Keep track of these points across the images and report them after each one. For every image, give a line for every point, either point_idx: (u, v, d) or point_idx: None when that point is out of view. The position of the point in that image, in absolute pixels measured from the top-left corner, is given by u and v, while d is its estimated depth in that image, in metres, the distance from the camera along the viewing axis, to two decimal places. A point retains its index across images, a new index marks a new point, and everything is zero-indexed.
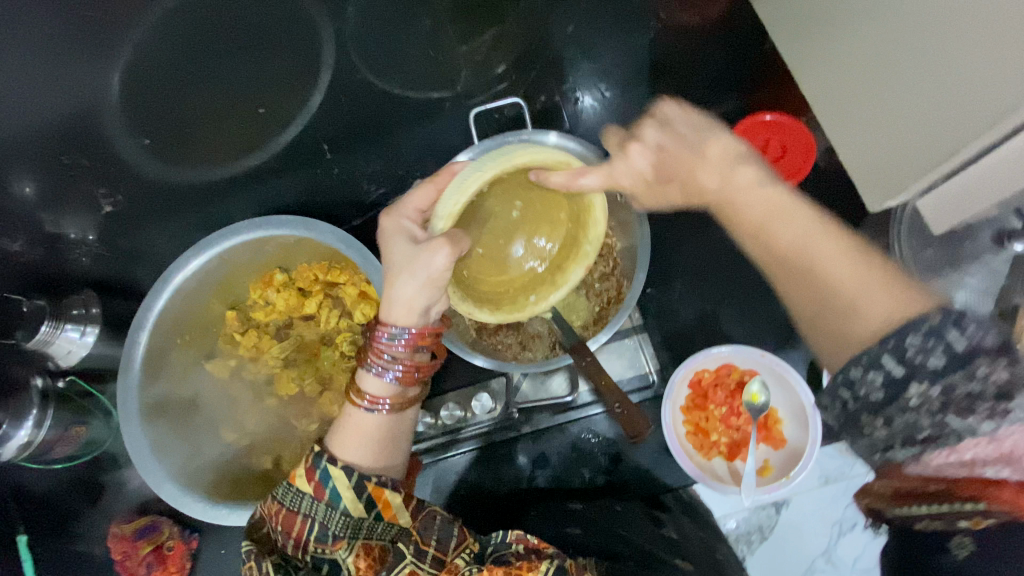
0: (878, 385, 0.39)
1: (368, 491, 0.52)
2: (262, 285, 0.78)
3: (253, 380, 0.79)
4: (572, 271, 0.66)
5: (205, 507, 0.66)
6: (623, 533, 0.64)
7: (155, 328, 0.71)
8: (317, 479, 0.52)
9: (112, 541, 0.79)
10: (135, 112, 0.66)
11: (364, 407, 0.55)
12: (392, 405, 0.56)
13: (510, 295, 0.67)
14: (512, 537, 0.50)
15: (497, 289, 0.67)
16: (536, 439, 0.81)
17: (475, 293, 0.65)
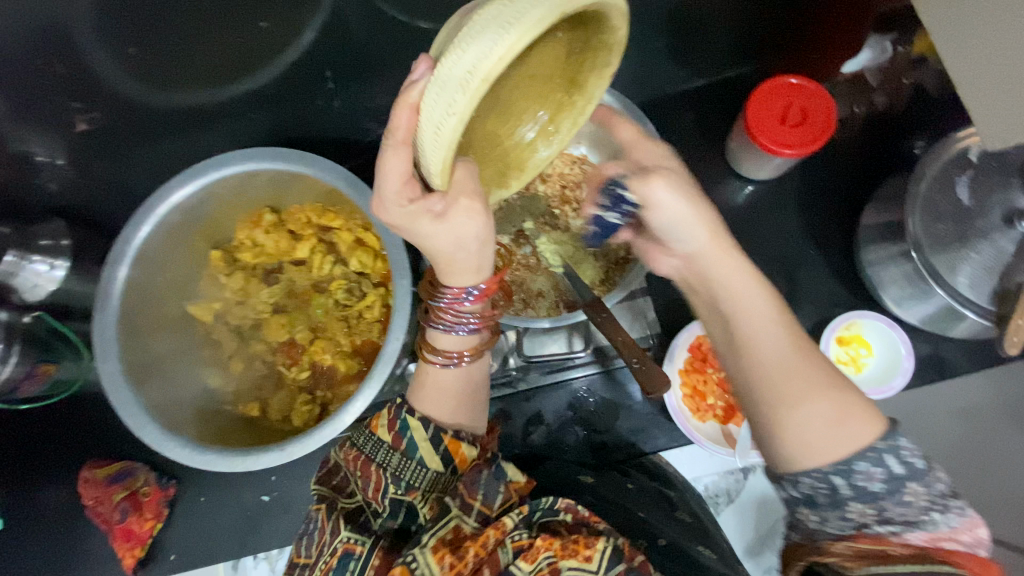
0: (879, 478, 0.44)
1: (445, 446, 0.53)
2: (250, 224, 0.74)
3: (239, 325, 0.75)
4: (592, 85, 0.49)
5: (191, 453, 0.62)
6: (641, 514, 0.62)
7: (135, 263, 0.66)
8: (396, 429, 0.53)
9: (82, 484, 0.77)
10: (112, 22, 0.60)
11: (440, 362, 0.56)
12: (472, 354, 0.57)
13: (508, 147, 0.52)
14: (562, 505, 0.49)
15: (489, 152, 0.52)
16: (531, 397, 0.80)
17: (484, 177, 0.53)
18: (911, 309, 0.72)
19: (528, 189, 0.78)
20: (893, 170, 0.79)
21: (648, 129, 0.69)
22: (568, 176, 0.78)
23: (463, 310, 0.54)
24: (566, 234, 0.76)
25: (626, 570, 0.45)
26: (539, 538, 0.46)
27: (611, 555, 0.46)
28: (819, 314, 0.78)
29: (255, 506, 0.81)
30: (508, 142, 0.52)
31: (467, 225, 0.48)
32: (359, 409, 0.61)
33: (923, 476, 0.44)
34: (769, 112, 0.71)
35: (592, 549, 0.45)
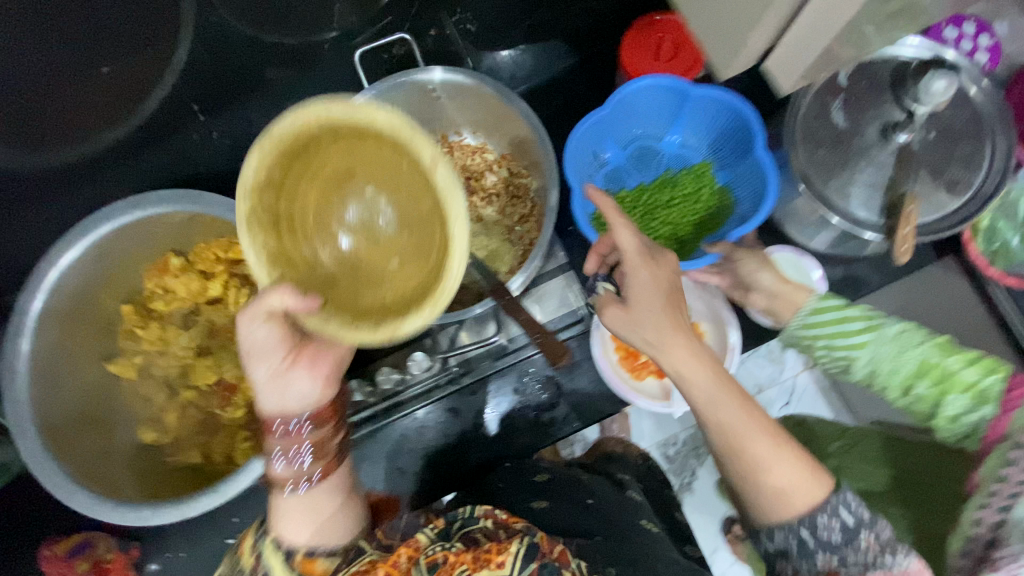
0: (833, 531, 0.48)
1: (297, 565, 0.52)
2: (157, 272, 0.73)
3: (166, 375, 0.73)
4: (446, 196, 0.43)
5: (124, 512, 0.61)
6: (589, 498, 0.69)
7: (38, 333, 0.64)
8: (257, 548, 0.54)
9: (43, 561, 0.76)
10: None
11: (291, 491, 0.53)
12: (305, 483, 0.53)
13: (396, 304, 0.45)
14: (482, 513, 0.58)
15: (386, 299, 0.45)
16: (479, 390, 0.81)
17: (380, 313, 0.45)
18: (819, 239, 0.74)
19: None
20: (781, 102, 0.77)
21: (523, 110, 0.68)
22: (470, 167, 0.78)
23: (276, 440, 0.53)
24: (477, 224, 0.75)
25: (538, 567, 0.50)
26: (453, 554, 0.50)
27: (525, 554, 0.50)
28: None
29: (222, 550, 0.81)
30: (394, 292, 0.46)
31: (260, 335, 0.49)
32: None
33: (872, 524, 0.49)
34: (641, 53, 0.74)
35: (504, 555, 0.49)
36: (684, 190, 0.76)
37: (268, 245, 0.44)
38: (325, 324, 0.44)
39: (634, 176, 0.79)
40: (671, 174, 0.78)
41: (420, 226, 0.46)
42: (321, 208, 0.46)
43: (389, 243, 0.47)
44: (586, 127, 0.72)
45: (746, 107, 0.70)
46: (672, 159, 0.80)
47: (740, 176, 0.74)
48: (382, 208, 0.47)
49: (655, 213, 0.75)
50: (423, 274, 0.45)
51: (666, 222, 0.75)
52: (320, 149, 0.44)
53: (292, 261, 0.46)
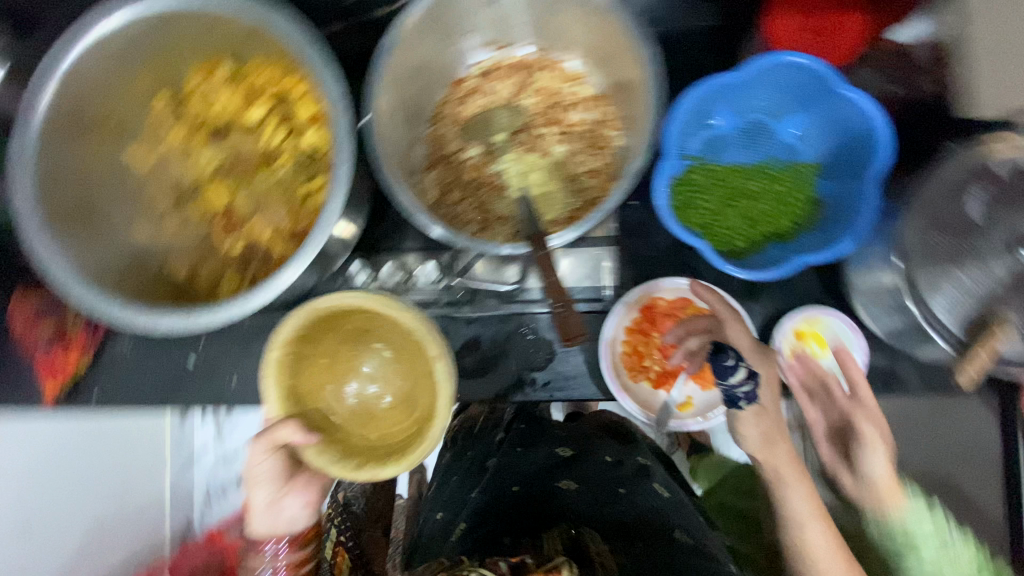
0: None
1: None
2: (205, 72, 0.68)
3: (177, 181, 0.69)
4: (435, 363, 0.57)
5: (95, 298, 0.58)
6: (620, 490, 0.72)
7: (65, 84, 0.60)
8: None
9: (14, 304, 0.80)
10: None
11: (267, 551, 0.71)
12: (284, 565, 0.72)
13: (382, 452, 0.59)
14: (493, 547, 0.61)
15: (384, 438, 0.62)
16: (473, 322, 0.78)
17: (367, 454, 0.59)
18: (884, 322, 0.67)
19: (513, 99, 0.70)
20: (916, 160, 0.67)
21: (642, 54, 0.59)
22: (561, 93, 0.70)
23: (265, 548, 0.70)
24: (542, 158, 0.69)
25: None
26: None
27: None
28: (785, 303, 0.73)
29: (180, 366, 0.81)
30: (389, 442, 0.60)
31: (258, 493, 0.65)
32: (275, 292, 0.59)
33: None
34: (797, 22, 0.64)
35: None
36: (773, 189, 0.70)
37: (283, 384, 0.58)
38: (314, 458, 0.57)
39: (731, 154, 0.72)
40: (772, 165, 0.71)
41: (404, 398, 0.65)
42: (342, 355, 0.65)
43: (385, 433, 0.63)
44: (701, 89, 0.66)
45: (882, 124, 0.62)
46: (780, 150, 0.72)
47: (840, 197, 0.68)
48: (351, 439, 0.62)
49: (728, 204, 0.70)
50: (411, 425, 0.61)
51: (736, 217, 0.70)
52: (316, 341, 0.61)
53: (308, 412, 0.61)
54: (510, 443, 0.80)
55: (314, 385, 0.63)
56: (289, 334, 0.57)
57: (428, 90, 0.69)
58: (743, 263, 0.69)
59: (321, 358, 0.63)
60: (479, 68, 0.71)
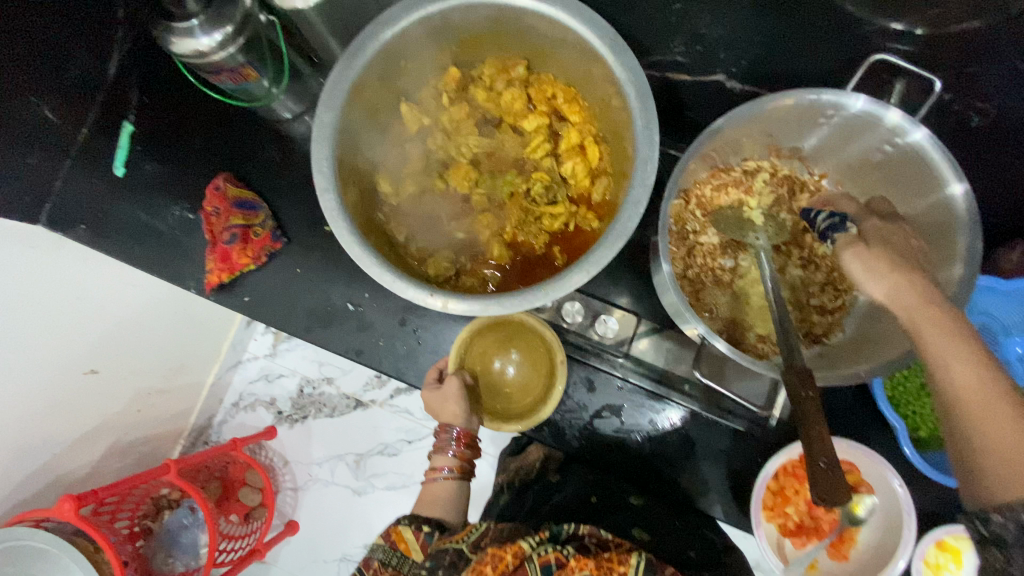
0: None
1: (392, 528, 0.67)
2: (500, 68, 0.70)
3: (432, 153, 0.71)
4: (559, 365, 0.73)
5: (351, 239, 0.59)
6: (692, 552, 0.66)
7: (400, 33, 0.62)
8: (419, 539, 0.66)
9: (213, 190, 0.80)
10: None
11: (444, 471, 0.72)
12: (451, 470, 0.72)
13: (512, 409, 0.75)
14: (583, 532, 0.58)
15: (509, 400, 0.75)
16: (624, 388, 0.77)
17: (504, 406, 0.75)
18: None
19: (769, 208, 0.70)
20: None
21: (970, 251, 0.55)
22: None
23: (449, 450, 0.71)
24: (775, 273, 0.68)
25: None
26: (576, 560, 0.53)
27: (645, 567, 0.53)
28: (943, 507, 0.70)
29: (337, 308, 0.82)
30: (515, 405, 0.75)
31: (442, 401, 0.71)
32: (511, 307, 0.57)
33: None
34: None
35: (625, 566, 0.53)
36: None
37: (459, 350, 0.75)
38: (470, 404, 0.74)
39: None
40: None
41: (521, 385, 0.75)
42: (484, 344, 0.76)
43: (511, 397, 0.75)
44: None
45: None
46: (997, 364, 0.71)
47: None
48: (488, 402, 0.75)
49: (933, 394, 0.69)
50: (530, 399, 0.74)
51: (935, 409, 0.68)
52: (483, 334, 0.76)
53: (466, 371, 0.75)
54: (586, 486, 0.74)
55: (467, 356, 0.75)
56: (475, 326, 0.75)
57: None
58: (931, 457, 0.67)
59: (472, 345, 0.76)
60: (748, 164, 0.70)
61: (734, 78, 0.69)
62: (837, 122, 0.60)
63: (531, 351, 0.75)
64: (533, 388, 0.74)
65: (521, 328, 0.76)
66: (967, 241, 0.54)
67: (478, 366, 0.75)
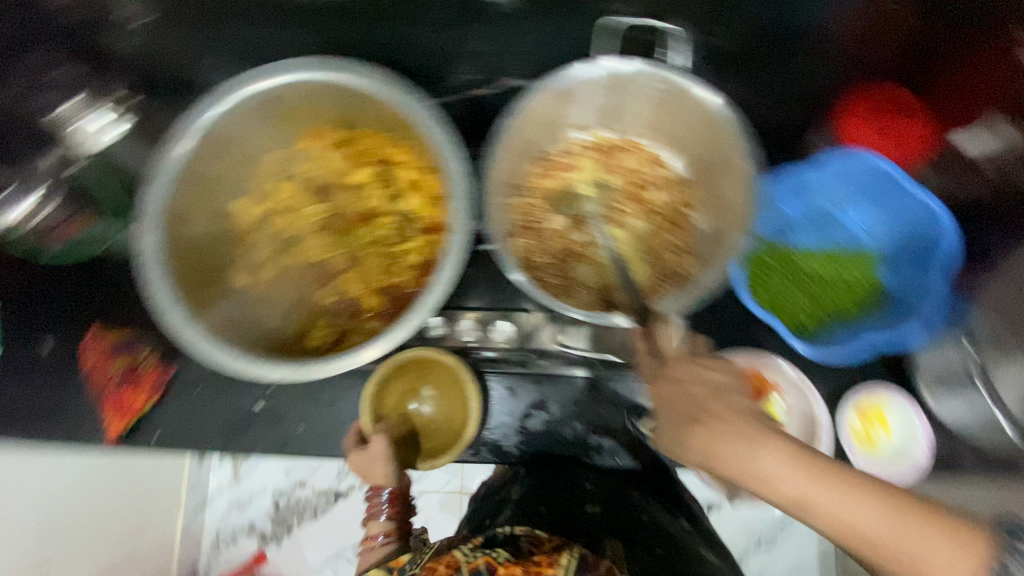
0: None
1: None
2: (314, 137, 0.72)
3: (279, 234, 0.73)
4: (470, 384, 0.74)
5: (207, 346, 0.59)
6: (646, 516, 0.74)
7: (199, 140, 0.64)
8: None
9: (88, 344, 0.79)
10: None
11: (379, 539, 0.69)
12: (387, 536, 0.69)
13: (442, 442, 0.76)
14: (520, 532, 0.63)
15: (435, 435, 0.76)
16: (542, 380, 0.81)
17: (434, 442, 0.76)
18: (949, 408, 0.70)
19: (599, 176, 0.76)
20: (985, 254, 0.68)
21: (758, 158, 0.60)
22: (643, 174, 0.75)
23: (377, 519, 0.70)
24: (623, 230, 0.74)
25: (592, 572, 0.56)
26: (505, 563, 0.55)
27: (573, 568, 0.56)
28: (846, 380, 0.75)
29: (247, 413, 0.82)
30: (444, 437, 0.76)
31: (371, 464, 0.70)
32: (379, 352, 0.58)
33: None
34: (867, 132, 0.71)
35: (554, 568, 0.55)
36: (841, 274, 0.74)
37: (370, 404, 0.73)
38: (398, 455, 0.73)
39: (800, 239, 0.76)
40: (837, 252, 0.76)
41: (443, 417, 0.77)
42: (395, 392, 0.76)
43: (436, 430, 0.76)
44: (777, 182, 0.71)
45: (952, 235, 0.67)
46: (844, 237, 0.76)
47: (907, 288, 0.72)
48: (417, 442, 0.76)
49: (796, 284, 0.74)
50: (455, 426, 0.76)
51: (804, 298, 0.74)
52: (389, 383, 0.75)
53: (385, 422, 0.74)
54: (533, 495, 0.77)
55: (381, 408, 0.75)
56: (377, 377, 0.74)
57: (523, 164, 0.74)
58: (813, 341, 0.72)
59: (381, 397, 0.75)
60: (568, 146, 0.76)
61: (525, 78, 0.75)
62: (613, 86, 0.66)
63: (443, 382, 0.77)
64: (456, 415, 0.76)
65: (425, 363, 0.76)
66: (744, 150, 0.61)
67: (399, 415, 0.76)
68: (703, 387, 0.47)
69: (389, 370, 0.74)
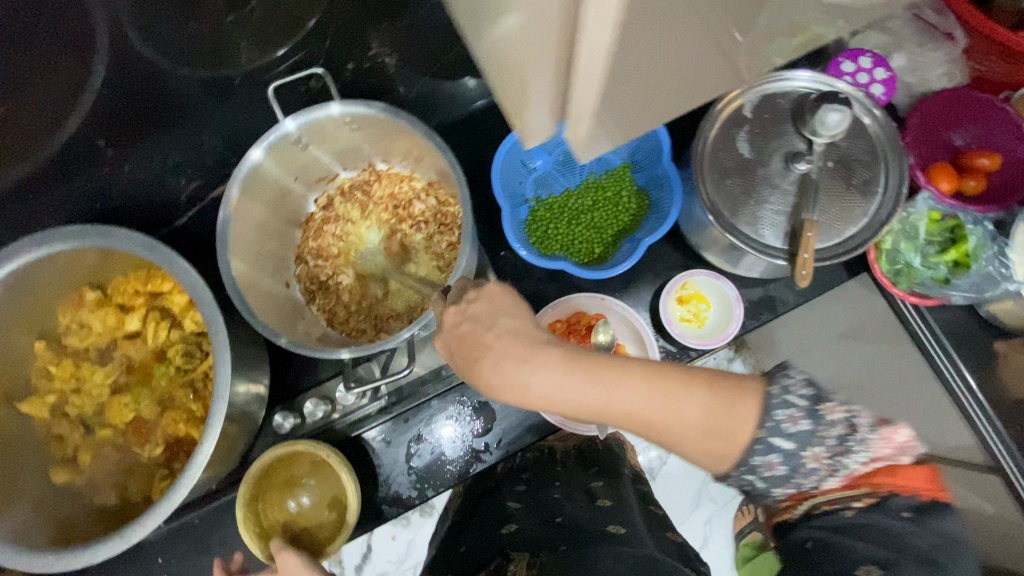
0: (801, 413, 0.46)
1: None
2: (72, 307, 0.72)
3: (82, 414, 0.72)
4: (333, 458, 0.74)
5: (28, 560, 0.57)
6: (560, 516, 0.67)
7: None
8: None
9: None
10: None
11: None
12: None
13: (335, 523, 0.74)
14: None
15: (325, 520, 0.74)
16: (408, 417, 0.81)
17: (329, 527, 0.74)
18: (750, 265, 0.75)
19: (363, 217, 0.80)
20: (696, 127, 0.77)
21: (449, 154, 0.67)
22: (397, 196, 0.80)
23: None
24: (401, 251, 0.78)
25: None
26: None
27: None
28: (656, 279, 0.80)
29: None
30: (334, 518, 0.74)
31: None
32: (192, 482, 0.57)
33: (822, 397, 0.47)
34: None
35: None
36: (603, 196, 0.81)
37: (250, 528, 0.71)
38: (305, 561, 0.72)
39: (560, 183, 0.83)
40: (593, 178, 0.82)
41: (327, 499, 0.75)
42: (270, 501, 0.74)
43: (324, 515, 0.75)
44: (504, 151, 0.77)
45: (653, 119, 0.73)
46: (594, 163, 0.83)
47: (654, 181, 0.79)
48: (311, 535, 0.73)
49: (572, 222, 0.81)
50: (340, 501, 0.74)
51: (583, 230, 0.81)
52: (261, 496, 0.73)
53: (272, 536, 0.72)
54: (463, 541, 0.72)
55: (262, 523, 0.72)
56: (244, 498, 0.71)
57: (285, 237, 0.76)
58: (606, 262, 0.79)
59: (257, 514, 0.72)
60: (321, 202, 0.80)
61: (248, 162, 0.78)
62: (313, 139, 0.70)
63: (313, 468, 0.76)
64: (336, 491, 0.75)
65: (285, 460, 0.75)
66: (436, 148, 0.68)
67: (285, 519, 0.74)
68: (481, 322, 0.48)
69: (252, 484, 0.72)
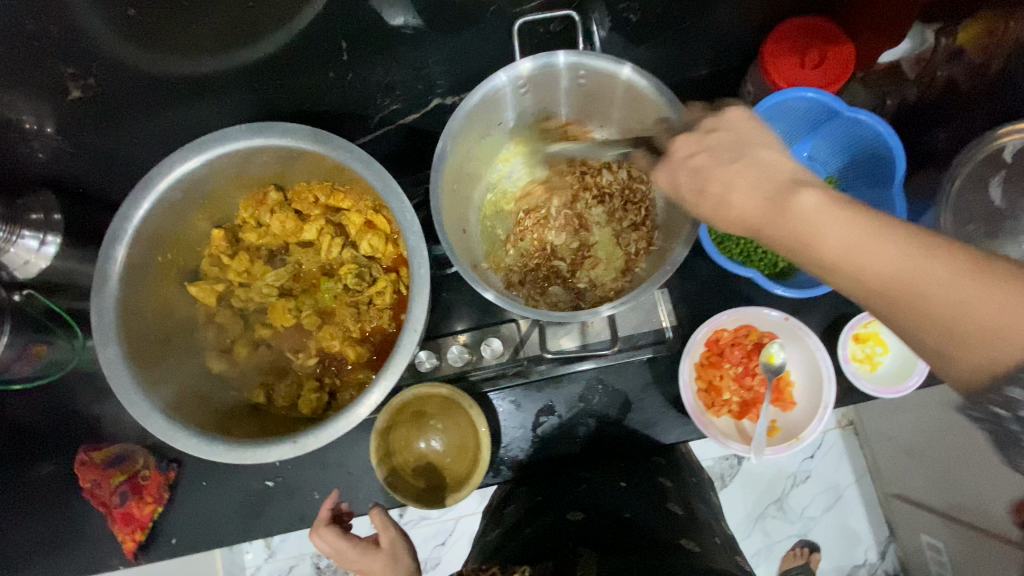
0: None
1: None
2: (254, 203, 0.70)
3: (244, 310, 0.72)
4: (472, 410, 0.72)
5: (199, 444, 0.58)
6: (626, 512, 0.63)
7: (135, 241, 0.62)
8: None
9: (78, 466, 0.77)
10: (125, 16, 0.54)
11: None
12: None
13: (459, 473, 0.74)
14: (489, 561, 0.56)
15: (452, 466, 0.74)
16: (543, 386, 0.79)
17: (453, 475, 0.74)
18: None
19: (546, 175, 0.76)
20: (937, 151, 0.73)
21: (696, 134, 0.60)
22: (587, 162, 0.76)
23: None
24: (577, 218, 0.74)
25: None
26: None
27: None
28: (838, 309, 0.75)
29: (259, 492, 0.80)
30: (459, 467, 0.74)
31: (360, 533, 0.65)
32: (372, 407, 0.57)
33: None
34: (788, 59, 0.69)
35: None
36: None
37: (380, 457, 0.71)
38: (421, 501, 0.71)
39: None
40: None
41: (457, 445, 0.74)
42: (403, 435, 0.74)
43: (449, 461, 0.74)
44: None
45: (894, 140, 0.67)
46: None
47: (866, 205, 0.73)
48: (437, 477, 0.74)
49: None
50: (466, 452, 0.74)
51: None
52: (395, 429, 0.74)
53: (402, 470, 0.73)
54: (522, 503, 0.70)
55: (392, 455, 0.73)
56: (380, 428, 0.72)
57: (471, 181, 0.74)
58: (792, 279, 0.73)
59: (390, 446, 0.73)
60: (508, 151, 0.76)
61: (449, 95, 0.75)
62: (533, 84, 0.67)
63: (449, 414, 0.75)
64: (464, 442, 0.74)
65: (427, 399, 0.75)
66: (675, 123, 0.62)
67: (411, 456, 0.74)
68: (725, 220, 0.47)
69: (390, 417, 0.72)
